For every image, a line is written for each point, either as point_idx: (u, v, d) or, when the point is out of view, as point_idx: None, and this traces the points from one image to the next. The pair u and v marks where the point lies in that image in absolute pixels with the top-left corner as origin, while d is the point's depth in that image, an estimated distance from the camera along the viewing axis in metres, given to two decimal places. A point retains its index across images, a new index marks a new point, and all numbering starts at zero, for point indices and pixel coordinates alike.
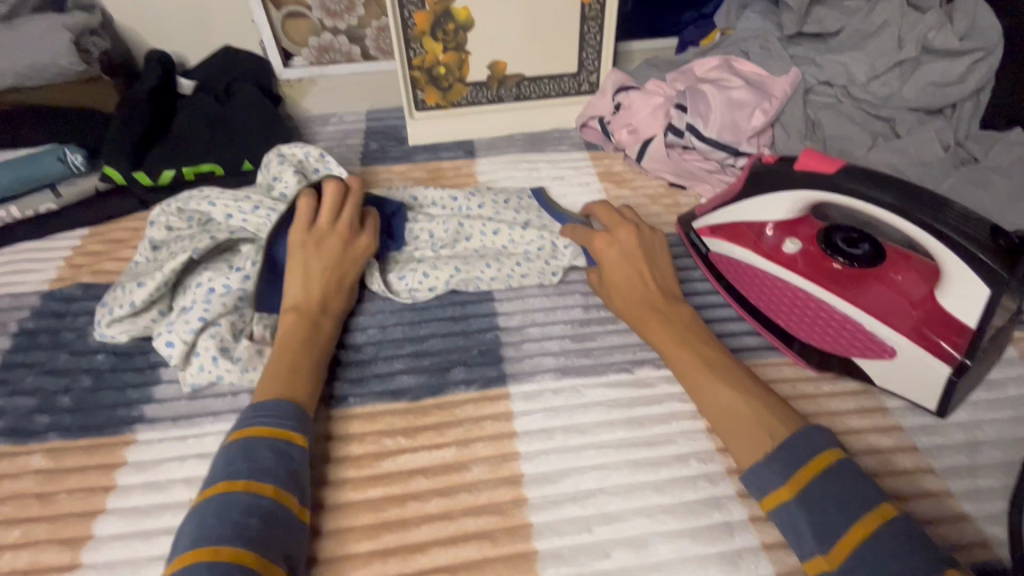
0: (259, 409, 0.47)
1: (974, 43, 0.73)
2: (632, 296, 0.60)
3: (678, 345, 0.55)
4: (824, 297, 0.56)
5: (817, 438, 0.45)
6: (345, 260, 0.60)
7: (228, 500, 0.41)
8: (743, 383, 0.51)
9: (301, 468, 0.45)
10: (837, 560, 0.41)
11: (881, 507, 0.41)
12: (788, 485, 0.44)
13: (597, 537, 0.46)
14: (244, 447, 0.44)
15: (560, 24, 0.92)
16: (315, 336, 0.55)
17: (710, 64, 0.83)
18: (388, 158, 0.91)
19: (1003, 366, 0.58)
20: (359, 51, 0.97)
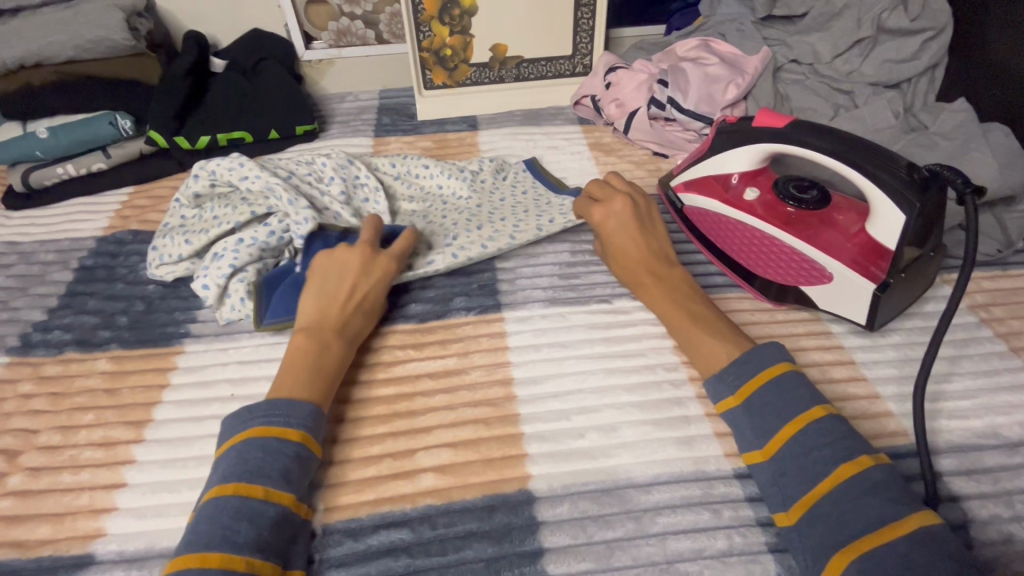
0: (255, 410, 0.49)
1: (924, 23, 0.81)
2: (631, 263, 0.63)
3: (674, 305, 0.59)
4: (779, 236, 0.64)
5: (773, 354, 0.51)
6: (360, 278, 0.60)
7: (220, 503, 0.43)
8: (724, 332, 0.55)
9: (294, 465, 0.47)
10: (771, 453, 0.47)
11: (817, 407, 0.47)
12: (736, 395, 0.50)
13: (574, 423, 0.55)
14: (240, 449, 0.46)
15: (556, 10, 1.01)
16: (327, 352, 0.55)
17: (690, 44, 0.92)
18: (398, 130, 1.01)
19: (936, 300, 0.66)
20: (373, 35, 1.07)
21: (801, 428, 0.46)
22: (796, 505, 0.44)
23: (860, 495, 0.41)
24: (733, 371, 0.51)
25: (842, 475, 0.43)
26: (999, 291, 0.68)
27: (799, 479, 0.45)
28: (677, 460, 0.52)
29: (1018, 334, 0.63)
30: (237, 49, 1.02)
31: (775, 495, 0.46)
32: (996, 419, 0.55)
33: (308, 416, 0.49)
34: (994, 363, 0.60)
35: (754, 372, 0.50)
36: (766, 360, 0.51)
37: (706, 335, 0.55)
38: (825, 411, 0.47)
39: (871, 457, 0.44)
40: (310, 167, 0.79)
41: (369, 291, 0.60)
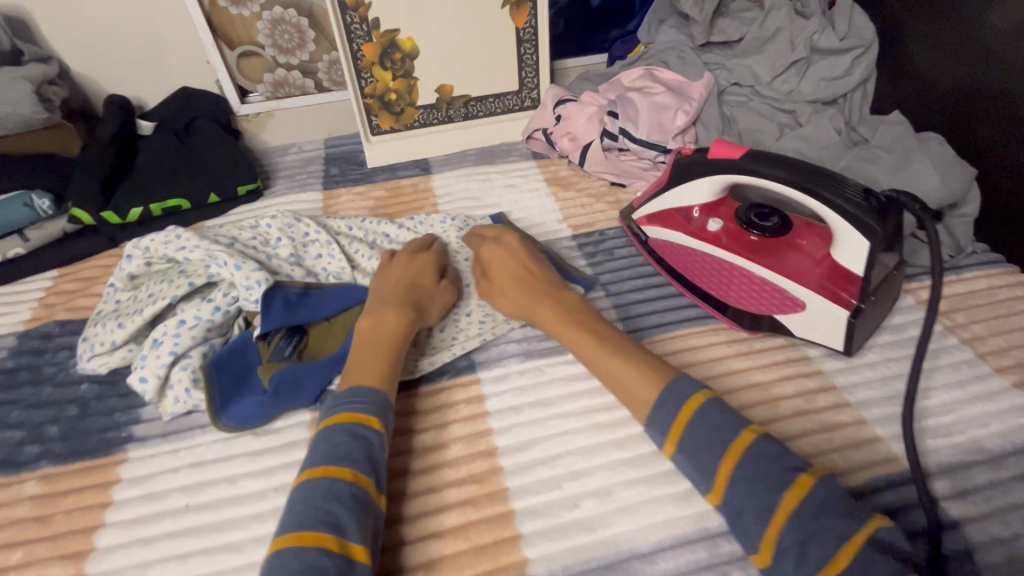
0: (342, 398, 0.52)
1: (852, 42, 0.85)
2: (521, 288, 0.63)
3: (572, 326, 0.58)
4: (747, 266, 0.64)
5: (684, 385, 0.49)
6: (407, 271, 0.66)
7: (312, 487, 0.45)
8: (630, 353, 0.54)
9: (377, 451, 0.49)
10: (720, 495, 0.45)
11: (744, 430, 0.45)
12: (668, 438, 0.48)
13: (566, 492, 0.52)
14: (327, 435, 0.49)
15: (499, 48, 1.00)
16: (392, 328, 0.58)
17: (634, 74, 0.93)
18: (348, 181, 0.97)
19: (902, 312, 0.67)
20: (312, 84, 1.03)
21: (740, 457, 0.44)
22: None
23: (816, 521, 0.40)
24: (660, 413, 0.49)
25: (793, 500, 0.41)
26: (957, 298, 0.70)
27: (755, 513, 0.42)
28: (678, 520, 0.49)
29: (982, 339, 0.65)
30: (166, 109, 0.96)
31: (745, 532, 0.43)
32: (976, 432, 0.56)
33: (385, 405, 0.53)
34: (965, 372, 0.62)
35: (679, 406, 0.48)
36: (687, 390, 0.49)
37: (616, 356, 0.54)
38: (751, 433, 0.46)
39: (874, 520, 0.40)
40: (254, 230, 0.75)
41: (418, 280, 0.65)
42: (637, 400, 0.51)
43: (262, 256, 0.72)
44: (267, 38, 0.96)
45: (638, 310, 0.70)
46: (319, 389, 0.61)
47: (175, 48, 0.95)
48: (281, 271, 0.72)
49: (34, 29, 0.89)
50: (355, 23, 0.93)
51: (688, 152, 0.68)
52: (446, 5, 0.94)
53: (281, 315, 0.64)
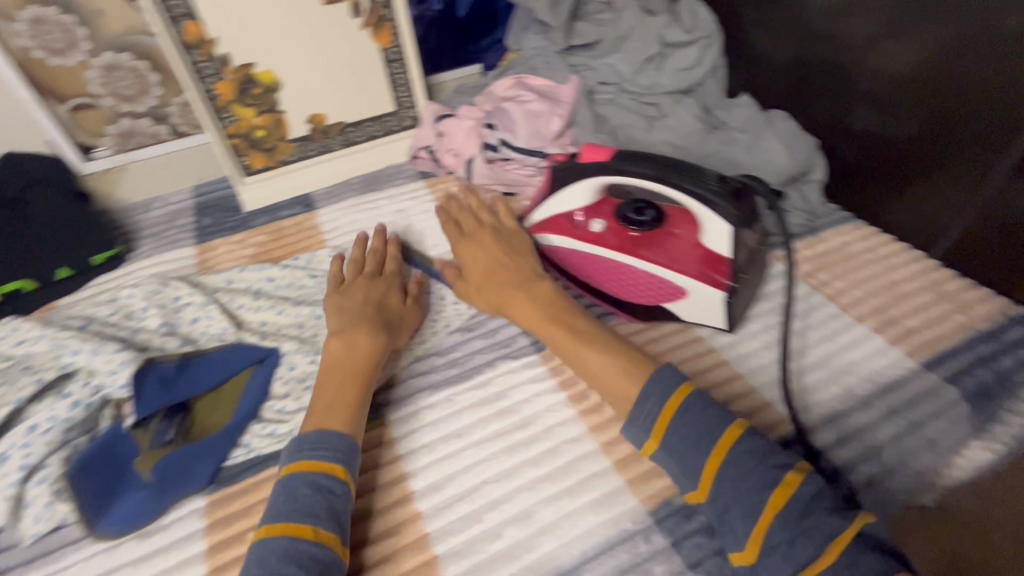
0: (303, 442, 0.50)
1: (696, 34, 0.91)
2: (495, 285, 0.64)
3: (544, 321, 0.59)
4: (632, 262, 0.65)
5: (671, 377, 0.50)
6: (371, 289, 0.66)
7: (269, 545, 0.43)
8: (605, 345, 0.56)
9: (341, 504, 0.47)
10: (705, 494, 0.45)
11: (730, 427, 0.46)
12: (653, 437, 0.49)
13: (487, 524, 0.51)
14: (288, 485, 0.47)
15: (367, 70, 0.96)
16: (363, 354, 0.58)
17: (505, 84, 0.93)
18: (224, 229, 0.90)
19: (777, 279, 0.73)
20: (167, 130, 0.94)
21: (724, 459, 0.45)
22: (749, 541, 0.42)
23: (739, 471, 0.44)
24: (640, 410, 0.49)
25: (781, 497, 0.42)
26: (821, 257, 0.76)
27: (685, 465, 0.47)
28: (598, 527, 0.50)
29: (845, 292, 0.72)
30: None
31: (681, 480, 0.47)
32: (847, 381, 0.62)
33: (352, 450, 0.51)
34: (834, 326, 0.68)
35: (664, 400, 0.49)
36: (671, 385, 0.50)
37: (592, 349, 0.56)
38: (688, 390, 0.49)
39: (796, 473, 0.44)
40: (114, 303, 0.68)
41: (387, 299, 0.65)
42: (612, 391, 0.53)
43: (128, 332, 0.65)
44: (102, 87, 0.87)
45: None
46: (213, 468, 0.56)
47: None
48: (151, 346, 0.65)
49: None
50: (202, 61, 0.86)
51: (561, 161, 0.70)
52: (301, 33, 0.89)
53: (155, 397, 0.58)
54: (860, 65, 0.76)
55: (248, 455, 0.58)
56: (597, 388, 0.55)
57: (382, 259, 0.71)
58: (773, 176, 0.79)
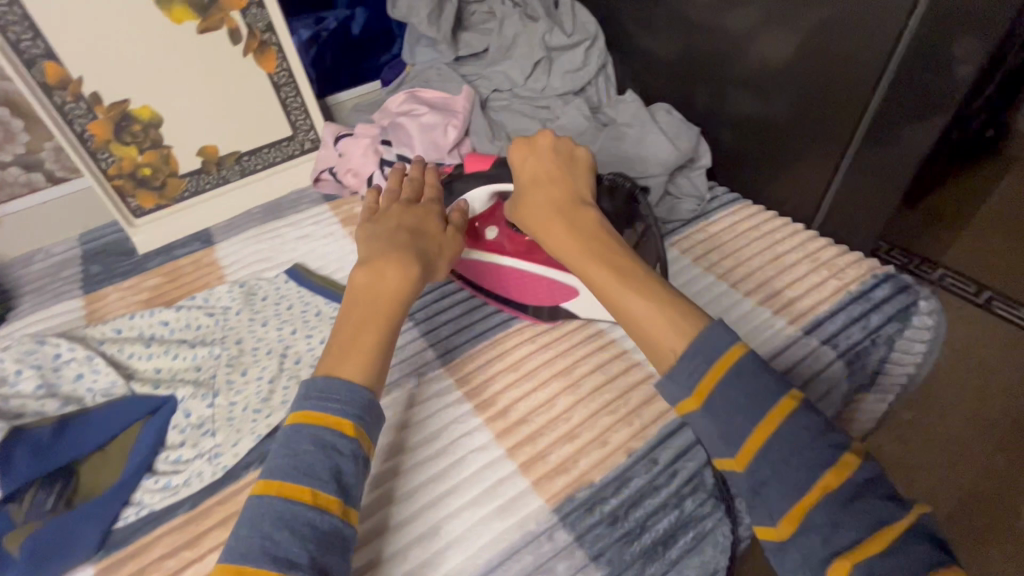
0: (312, 391, 0.46)
1: (579, 36, 0.94)
2: (535, 213, 0.58)
3: (578, 253, 0.53)
4: (527, 267, 0.66)
5: (722, 336, 0.42)
6: (416, 214, 0.61)
7: (264, 506, 0.41)
8: (647, 287, 0.48)
9: (348, 465, 0.44)
10: (743, 462, 0.39)
11: (787, 397, 0.39)
12: (693, 393, 0.41)
13: (394, 547, 0.50)
14: (291, 437, 0.44)
15: (256, 96, 0.94)
16: (387, 297, 0.52)
17: (398, 99, 0.93)
18: (115, 276, 0.85)
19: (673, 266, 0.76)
20: (42, 177, 0.89)
21: (774, 426, 0.39)
22: (782, 520, 0.37)
23: (790, 447, 0.38)
24: (684, 367, 0.42)
25: (835, 479, 0.37)
26: (712, 239, 0.80)
27: (729, 430, 0.40)
28: (505, 533, 0.51)
29: (735, 271, 0.75)
30: None
31: (716, 441, 0.41)
32: None
33: (365, 406, 0.47)
34: (725, 305, 0.71)
35: (710, 359, 0.41)
36: (719, 342, 0.42)
37: (630, 284, 0.49)
38: (741, 349, 0.42)
39: (854, 454, 0.38)
40: None
41: (426, 226, 0.60)
42: (657, 345, 0.46)
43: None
44: None
45: (447, 331, 0.70)
46: (100, 533, 0.53)
47: None
48: (27, 411, 0.61)
49: None
50: (69, 102, 0.81)
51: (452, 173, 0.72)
52: (180, 64, 0.85)
53: (28, 466, 0.55)
54: (746, 52, 0.78)
55: (141, 514, 0.55)
56: (621, 323, 0.49)
57: (431, 188, 0.66)
58: (662, 167, 0.82)
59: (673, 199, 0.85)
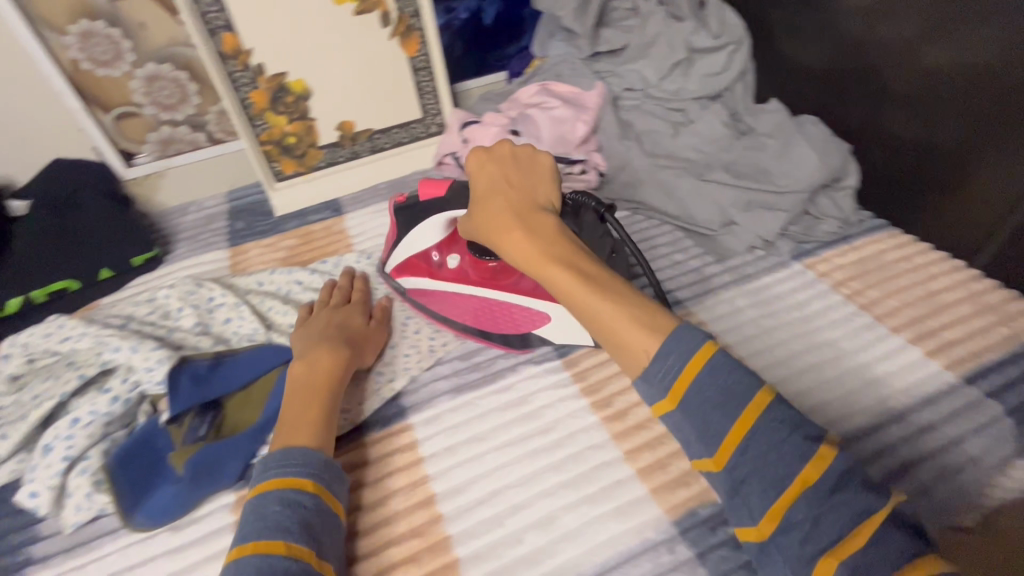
0: (269, 462, 0.49)
1: (725, 39, 0.90)
2: (495, 221, 0.56)
3: (544, 261, 0.52)
4: (495, 294, 0.64)
5: (690, 337, 0.43)
6: (340, 312, 0.65)
7: (242, 566, 0.41)
8: (614, 290, 0.49)
9: (314, 518, 0.46)
10: (722, 463, 0.41)
11: (760, 392, 0.41)
12: (668, 396, 0.43)
13: (509, 528, 0.51)
14: (258, 503, 0.46)
15: (395, 77, 0.98)
16: (324, 380, 0.56)
17: (530, 91, 0.94)
18: (256, 233, 0.93)
19: (808, 288, 0.73)
20: (204, 137, 0.97)
21: (753, 425, 0.40)
22: (764, 519, 0.40)
23: (767, 445, 0.40)
24: (658, 368, 0.44)
25: (807, 476, 0.39)
26: (853, 265, 0.75)
27: (706, 431, 0.42)
28: (622, 536, 0.50)
29: (879, 302, 0.70)
30: (40, 184, 0.88)
31: (693, 442, 0.43)
32: (882, 393, 0.61)
33: (321, 466, 0.49)
34: (866, 337, 0.66)
35: (683, 358, 0.43)
36: (691, 342, 0.43)
37: (601, 295, 0.49)
38: (712, 347, 0.43)
39: (829, 446, 0.40)
40: (153, 303, 0.71)
41: (355, 322, 0.64)
42: (631, 350, 0.46)
43: (163, 332, 0.68)
44: (144, 97, 0.90)
45: None
46: (242, 466, 0.56)
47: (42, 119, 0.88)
48: (187, 344, 0.67)
49: None
50: (238, 71, 0.89)
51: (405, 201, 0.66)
52: (335, 42, 0.91)
53: (189, 393, 0.59)
54: (914, 61, 0.72)
55: None
56: (604, 342, 0.50)
57: (356, 285, 0.71)
58: (807, 183, 0.77)
59: (811, 218, 0.79)
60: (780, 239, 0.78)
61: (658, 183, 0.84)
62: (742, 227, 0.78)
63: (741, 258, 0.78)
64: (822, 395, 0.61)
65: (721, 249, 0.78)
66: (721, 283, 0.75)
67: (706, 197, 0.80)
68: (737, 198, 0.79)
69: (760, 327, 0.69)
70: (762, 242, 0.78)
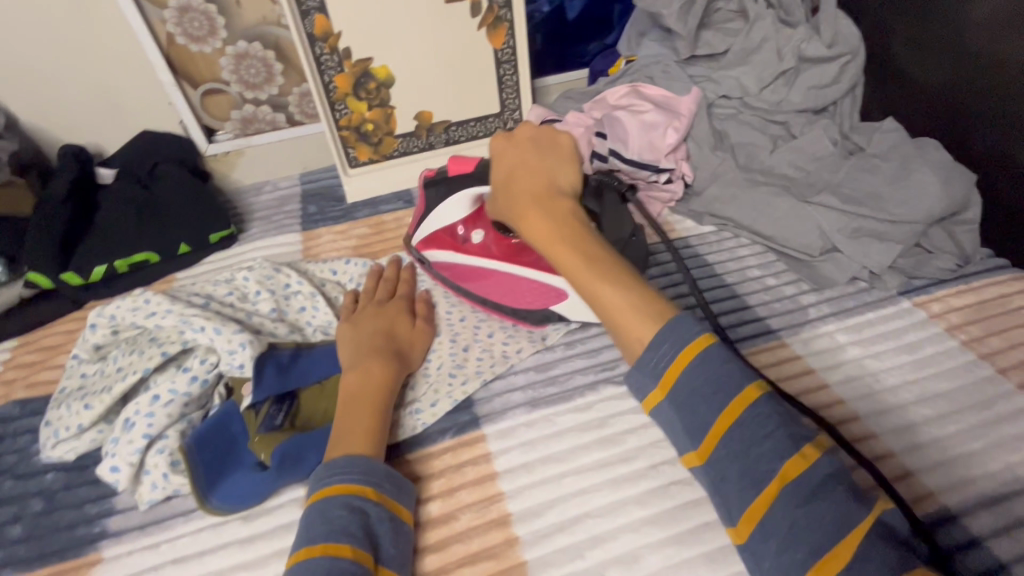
0: (332, 466, 0.47)
1: (840, 49, 0.83)
2: (513, 200, 0.58)
3: (555, 241, 0.54)
4: (516, 269, 0.64)
5: (687, 327, 0.44)
6: (385, 313, 0.63)
7: (311, 568, 0.41)
8: (618, 274, 0.50)
9: (377, 523, 0.45)
10: (706, 456, 0.42)
11: (746, 388, 0.41)
12: (659, 386, 0.45)
13: (590, 561, 0.48)
14: (323, 507, 0.45)
15: (478, 69, 0.95)
16: (377, 389, 0.54)
17: (619, 92, 0.89)
18: (327, 218, 0.92)
19: (919, 329, 0.66)
20: (284, 118, 0.97)
21: (736, 418, 0.41)
22: (743, 520, 0.40)
23: (747, 441, 0.40)
24: (647, 355, 0.45)
25: (791, 472, 0.38)
26: (971, 308, 0.68)
27: (693, 422, 0.43)
28: None
29: (1002, 353, 0.63)
30: (128, 156, 0.89)
31: (679, 434, 0.44)
32: (1010, 457, 0.54)
33: (382, 471, 0.49)
34: (988, 391, 0.60)
35: (677, 347, 0.44)
36: (689, 331, 0.44)
37: (605, 281, 0.49)
38: (709, 340, 0.44)
39: (813, 446, 0.39)
40: (230, 284, 0.70)
41: (402, 327, 0.62)
42: (624, 335, 0.48)
43: (239, 314, 0.66)
44: (232, 74, 0.90)
45: None
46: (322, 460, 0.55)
47: (134, 91, 0.89)
48: (263, 329, 0.66)
49: None
50: (326, 54, 0.88)
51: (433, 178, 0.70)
52: (423, 31, 0.89)
53: (273, 382, 0.59)
54: None
55: None
56: (609, 328, 0.50)
57: (393, 280, 0.68)
58: (924, 213, 0.70)
59: (922, 252, 0.73)
60: (888, 272, 0.71)
61: (753, 199, 0.78)
62: (845, 255, 0.72)
63: (841, 289, 0.72)
64: (937, 451, 0.55)
65: (819, 278, 0.73)
66: (819, 315, 0.69)
67: (806, 219, 0.74)
68: (842, 223, 0.73)
69: (864, 367, 0.63)
70: (867, 274, 0.72)
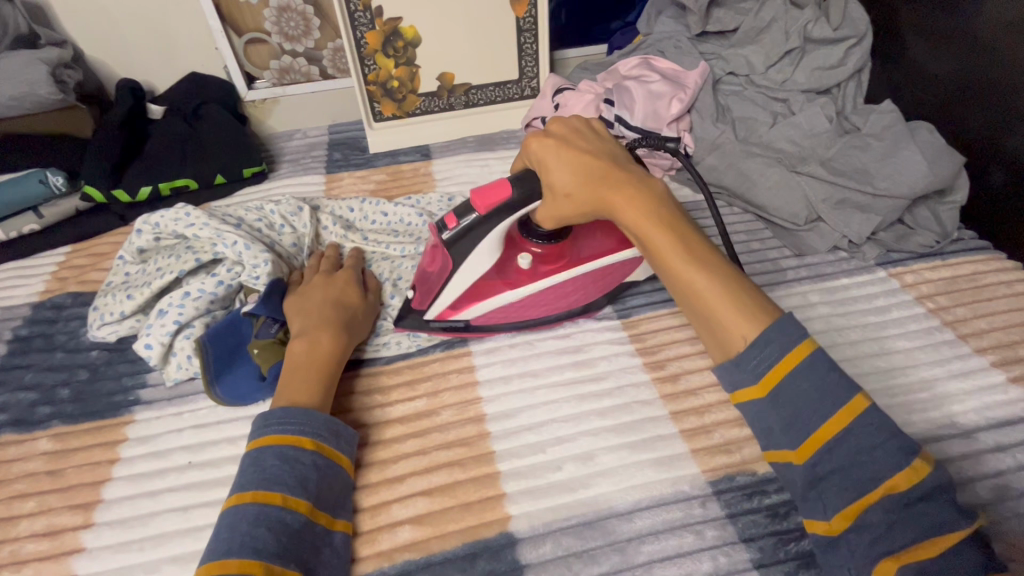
0: (271, 418, 0.50)
1: (846, 32, 0.86)
2: (587, 174, 0.51)
3: (648, 226, 0.49)
4: (578, 272, 0.61)
5: (792, 330, 0.43)
6: (333, 286, 0.63)
7: (238, 511, 0.45)
8: (716, 263, 0.47)
9: (310, 472, 0.48)
10: (805, 454, 0.42)
11: (856, 400, 0.40)
12: (761, 383, 0.43)
13: (550, 456, 0.54)
14: (255, 457, 0.48)
15: (499, 37, 1.01)
16: (324, 358, 0.56)
17: (631, 63, 0.94)
18: (350, 165, 0.99)
19: (889, 295, 0.70)
20: (317, 72, 1.05)
21: (850, 423, 0.40)
22: (838, 515, 0.41)
23: (855, 446, 0.40)
24: (755, 355, 0.43)
25: (903, 481, 0.39)
26: (942, 281, 0.71)
27: (789, 422, 0.42)
28: (656, 482, 0.52)
29: (965, 321, 0.67)
30: (175, 94, 0.98)
31: (774, 434, 0.43)
32: (952, 409, 0.59)
33: (320, 423, 0.51)
34: (944, 352, 0.64)
35: (782, 351, 0.42)
36: (791, 333, 0.43)
37: (704, 272, 0.47)
38: (811, 345, 0.43)
39: (924, 461, 0.39)
40: (260, 212, 0.74)
41: (352, 299, 0.63)
42: (731, 333, 0.45)
43: (264, 238, 0.72)
44: (273, 26, 0.98)
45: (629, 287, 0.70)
46: None
47: (184, 35, 0.98)
48: (286, 253, 0.72)
49: (48, 12, 0.91)
50: (359, 11, 0.94)
51: (448, 224, 0.54)
52: None
53: (273, 304, 0.62)
54: None
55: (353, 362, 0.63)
56: (708, 327, 0.47)
57: (333, 259, 0.69)
58: (907, 190, 0.74)
59: (904, 228, 0.76)
60: (867, 243, 0.75)
61: (746, 170, 0.82)
62: (828, 224, 0.76)
63: (821, 256, 0.76)
64: (885, 396, 0.60)
65: (801, 245, 0.77)
66: (795, 277, 0.74)
67: (794, 190, 0.79)
68: (827, 194, 0.77)
69: (830, 324, 0.67)
70: (847, 243, 0.76)
